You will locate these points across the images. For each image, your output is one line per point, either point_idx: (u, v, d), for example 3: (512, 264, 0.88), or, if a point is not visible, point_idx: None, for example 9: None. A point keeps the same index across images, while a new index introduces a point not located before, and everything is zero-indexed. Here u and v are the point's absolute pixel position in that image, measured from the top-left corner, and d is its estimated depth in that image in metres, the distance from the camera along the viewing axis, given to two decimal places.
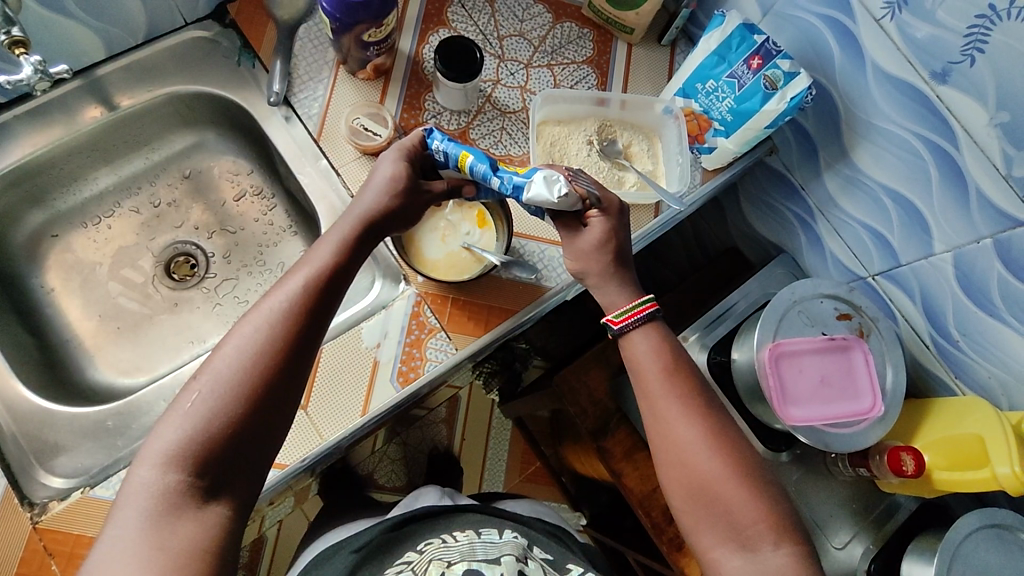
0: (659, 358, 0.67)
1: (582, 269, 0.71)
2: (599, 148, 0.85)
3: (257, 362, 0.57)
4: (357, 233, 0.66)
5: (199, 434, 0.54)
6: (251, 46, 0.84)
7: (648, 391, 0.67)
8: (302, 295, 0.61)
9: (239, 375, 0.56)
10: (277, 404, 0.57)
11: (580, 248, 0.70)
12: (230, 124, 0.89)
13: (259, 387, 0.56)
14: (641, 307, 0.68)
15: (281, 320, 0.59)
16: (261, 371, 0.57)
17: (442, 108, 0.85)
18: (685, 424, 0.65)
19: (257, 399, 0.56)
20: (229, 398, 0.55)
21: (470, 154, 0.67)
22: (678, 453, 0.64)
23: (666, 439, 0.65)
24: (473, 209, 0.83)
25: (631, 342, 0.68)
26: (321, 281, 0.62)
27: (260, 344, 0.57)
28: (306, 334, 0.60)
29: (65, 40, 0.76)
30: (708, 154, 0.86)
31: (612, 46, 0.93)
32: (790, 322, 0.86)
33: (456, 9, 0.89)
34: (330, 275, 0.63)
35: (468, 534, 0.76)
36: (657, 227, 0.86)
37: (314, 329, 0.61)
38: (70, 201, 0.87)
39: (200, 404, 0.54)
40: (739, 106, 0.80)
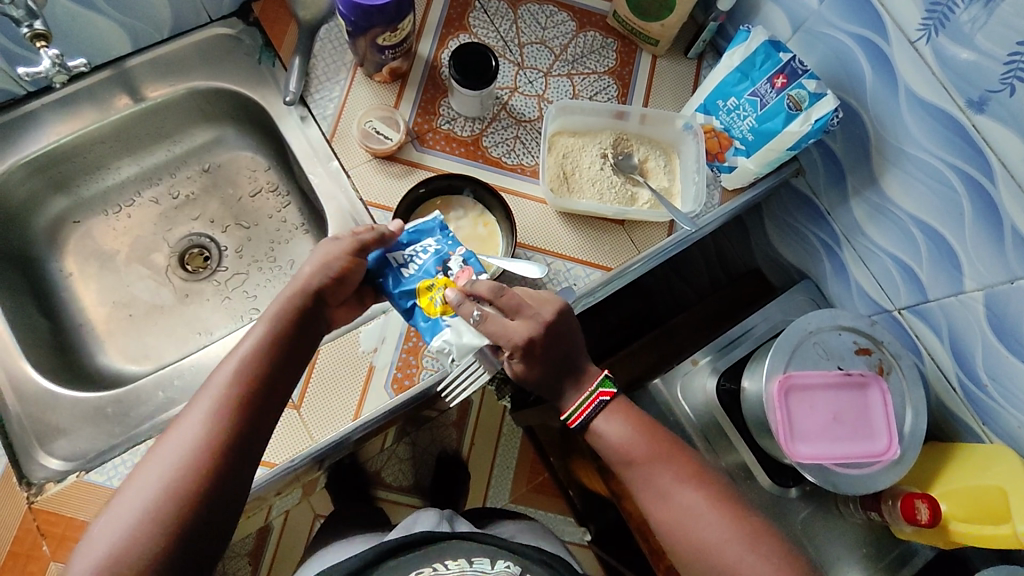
0: (637, 432, 0.68)
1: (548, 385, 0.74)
2: (614, 162, 0.83)
3: (206, 446, 0.53)
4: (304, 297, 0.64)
5: (123, 554, 0.47)
6: (272, 45, 0.84)
7: (637, 474, 0.67)
8: (239, 387, 0.57)
9: (169, 486, 0.50)
10: (227, 494, 0.52)
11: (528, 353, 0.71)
12: (249, 121, 0.90)
13: (196, 495, 0.51)
14: (589, 400, 0.69)
15: (216, 420, 0.54)
16: (207, 456, 0.52)
17: (457, 114, 0.85)
18: (686, 488, 0.65)
19: (193, 509, 0.50)
20: (156, 515, 0.49)
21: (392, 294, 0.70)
22: (676, 523, 0.64)
23: (664, 509, 0.65)
24: (479, 213, 0.79)
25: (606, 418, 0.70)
26: (259, 376, 0.58)
27: (207, 426, 0.54)
28: (257, 409, 0.57)
29: (93, 34, 0.77)
30: (728, 173, 0.82)
31: (636, 57, 0.91)
32: (804, 353, 0.81)
33: (478, 15, 0.89)
34: (277, 345, 0.61)
35: (458, 563, 0.72)
36: (670, 245, 0.83)
37: (265, 402, 0.58)
38: (92, 188, 0.89)
39: (126, 521, 0.48)
40: (761, 125, 0.76)
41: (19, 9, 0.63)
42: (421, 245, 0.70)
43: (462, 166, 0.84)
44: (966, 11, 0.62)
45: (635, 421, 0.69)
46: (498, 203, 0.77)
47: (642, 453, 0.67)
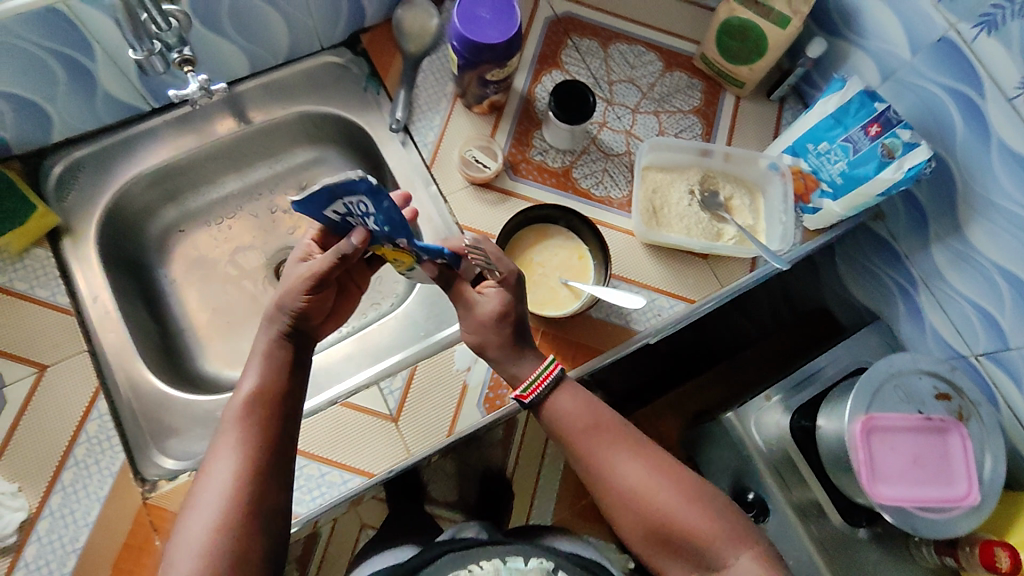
0: (586, 414, 0.69)
1: (480, 342, 0.70)
2: (701, 199, 0.85)
3: (234, 499, 0.58)
4: (293, 333, 0.68)
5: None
6: (379, 75, 0.89)
7: (584, 453, 0.69)
8: (251, 417, 0.63)
9: (218, 519, 0.57)
10: (269, 527, 0.60)
11: (479, 318, 0.69)
12: (348, 144, 0.95)
13: (244, 518, 0.58)
14: (547, 371, 0.69)
15: (242, 449, 0.61)
16: (242, 503, 0.58)
17: (549, 146, 0.89)
18: (628, 458, 0.68)
19: (246, 528, 0.58)
20: (213, 543, 0.56)
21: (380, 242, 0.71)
22: (633, 497, 0.67)
23: (609, 484, 0.68)
24: (572, 245, 0.80)
25: (560, 396, 0.70)
26: (264, 407, 0.64)
27: (233, 477, 0.59)
28: (273, 447, 0.62)
29: (219, 59, 0.82)
30: (811, 214, 0.85)
31: (721, 97, 0.94)
32: (885, 396, 0.82)
33: (571, 53, 0.94)
34: (276, 384, 0.65)
35: (492, 561, 0.71)
36: (751, 281, 0.85)
37: (279, 437, 0.63)
38: (198, 201, 0.93)
39: (187, 557, 0.55)
40: (851, 170, 0.78)
41: (172, 37, 0.68)
42: (358, 203, 0.63)
43: (553, 197, 0.87)
44: None
45: (583, 400, 0.70)
46: (591, 232, 0.79)
47: (579, 426, 0.69)
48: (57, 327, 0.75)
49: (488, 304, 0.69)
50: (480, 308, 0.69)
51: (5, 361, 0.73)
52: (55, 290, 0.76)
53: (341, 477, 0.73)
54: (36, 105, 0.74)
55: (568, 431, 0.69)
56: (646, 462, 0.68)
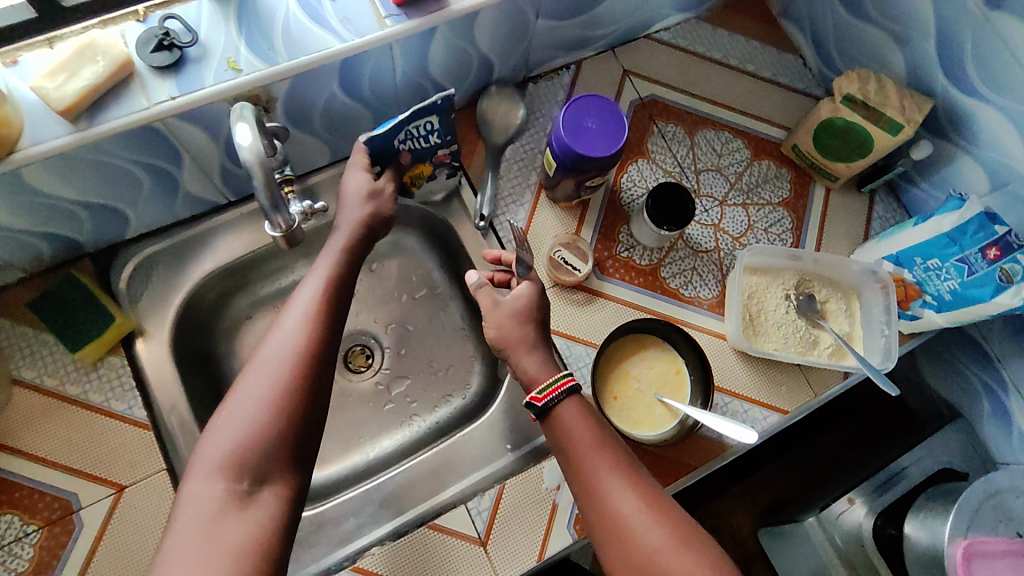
0: (590, 430, 0.63)
1: (501, 338, 0.70)
2: (797, 304, 0.82)
3: (298, 364, 0.59)
4: (348, 263, 0.69)
5: (241, 446, 0.55)
6: (462, 164, 0.86)
7: (580, 466, 0.62)
8: (313, 308, 0.63)
9: (271, 390, 0.57)
10: (311, 416, 0.59)
11: (501, 311, 0.71)
12: (423, 229, 0.91)
13: (296, 405, 0.58)
14: (561, 380, 0.65)
15: (308, 319, 0.62)
16: (287, 403, 0.57)
17: (636, 242, 0.85)
18: (629, 497, 0.59)
19: (297, 409, 0.58)
20: (262, 408, 0.57)
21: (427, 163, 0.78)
22: (620, 532, 0.58)
23: (604, 515, 0.59)
24: (670, 356, 0.78)
25: (563, 412, 0.65)
26: (325, 300, 0.65)
27: (294, 349, 0.60)
28: (332, 335, 0.63)
29: (302, 152, 0.78)
30: (908, 320, 0.82)
31: (810, 188, 0.91)
32: (982, 517, 0.78)
33: (656, 139, 0.90)
34: (335, 294, 0.66)
35: None
36: (842, 389, 0.83)
37: (335, 329, 0.64)
38: (267, 288, 0.89)
39: (237, 415, 0.56)
40: (964, 290, 0.74)
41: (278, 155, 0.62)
42: (426, 124, 0.72)
43: (642, 298, 0.83)
44: None
45: (589, 415, 0.65)
46: (691, 347, 0.76)
47: (584, 439, 0.63)
48: (135, 442, 0.71)
49: (516, 299, 0.71)
50: (506, 305, 0.71)
51: (84, 480, 0.69)
52: (130, 402, 0.73)
53: None
54: (117, 210, 0.70)
55: (577, 443, 0.62)
56: (639, 480, 0.60)
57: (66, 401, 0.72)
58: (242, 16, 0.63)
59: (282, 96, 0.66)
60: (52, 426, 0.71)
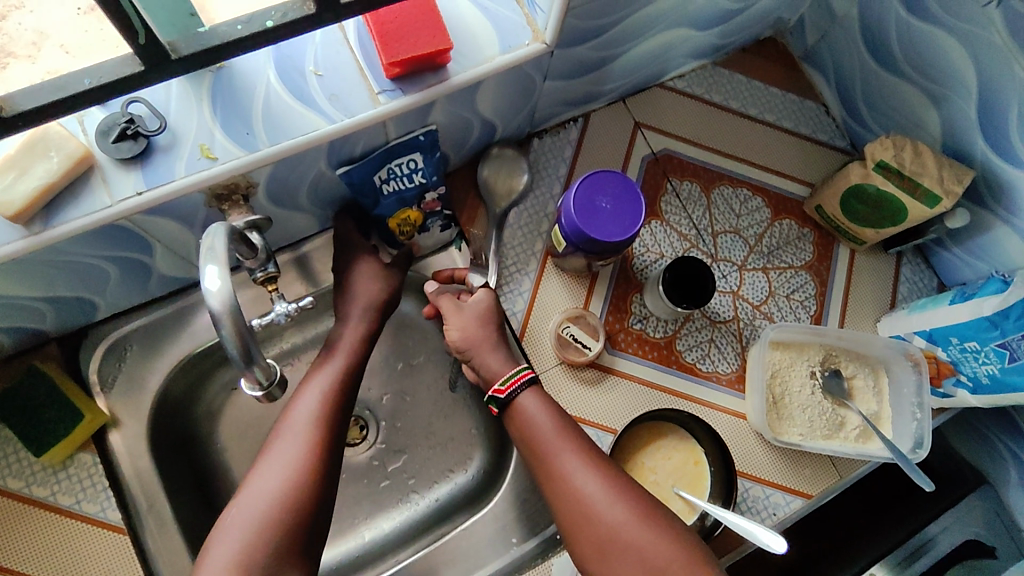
0: (552, 418, 0.64)
1: (465, 344, 0.69)
2: (823, 383, 0.76)
3: (297, 480, 0.57)
4: (350, 374, 0.66)
5: (244, 553, 0.53)
6: (463, 230, 0.79)
7: (543, 451, 0.62)
8: (324, 403, 0.63)
9: (279, 494, 0.56)
10: (313, 533, 0.57)
11: (460, 316, 0.70)
12: (420, 294, 0.85)
13: (303, 510, 0.56)
14: (520, 371, 0.66)
15: (318, 418, 0.61)
16: (298, 501, 0.56)
17: (649, 312, 0.80)
18: (591, 478, 0.60)
19: (304, 514, 0.56)
20: (267, 516, 0.54)
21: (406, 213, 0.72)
22: (581, 514, 0.58)
23: (566, 497, 0.60)
24: (688, 445, 0.72)
25: (522, 403, 0.65)
26: (336, 396, 0.64)
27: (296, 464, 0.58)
28: (338, 436, 0.61)
29: (288, 225, 0.72)
30: (938, 396, 0.77)
31: (834, 250, 0.85)
32: None
33: (670, 198, 0.84)
34: (336, 401, 0.63)
35: None
36: (868, 470, 0.77)
37: (338, 440, 0.62)
38: None
39: (240, 520, 0.54)
40: (1002, 376, 0.69)
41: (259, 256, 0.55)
42: (408, 162, 0.67)
43: (656, 374, 0.77)
44: None
45: (548, 403, 0.65)
46: (711, 436, 0.70)
47: (546, 427, 0.63)
48: (110, 550, 0.65)
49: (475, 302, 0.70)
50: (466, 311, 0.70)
51: None
52: (104, 504, 0.67)
53: None
54: (84, 298, 0.64)
55: (539, 434, 0.63)
56: (601, 461, 0.61)
57: (33, 506, 0.66)
58: (216, 93, 0.57)
59: (265, 180, 0.60)
60: (16, 536, 0.65)
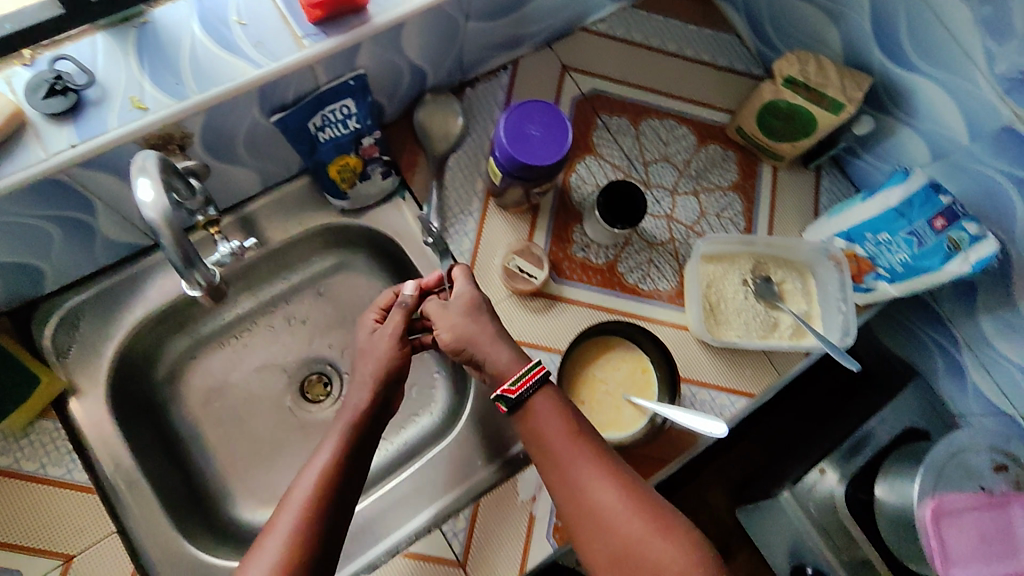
0: (564, 422, 0.65)
1: (462, 338, 0.71)
2: (755, 289, 0.82)
3: (305, 514, 0.59)
4: (366, 424, 0.68)
5: None
6: (405, 179, 0.82)
7: (557, 458, 0.64)
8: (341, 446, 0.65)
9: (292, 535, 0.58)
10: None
11: (450, 313, 0.72)
12: (369, 247, 0.88)
13: (313, 546, 0.58)
14: (529, 373, 0.66)
15: (336, 460, 0.64)
16: (308, 538, 0.58)
17: (590, 240, 0.84)
18: (604, 486, 0.61)
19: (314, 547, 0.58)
20: (280, 556, 0.56)
21: (335, 166, 0.73)
22: (597, 522, 0.60)
23: (580, 505, 0.62)
24: (637, 355, 0.77)
25: (535, 405, 0.66)
26: (351, 439, 0.66)
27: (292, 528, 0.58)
28: (351, 479, 0.64)
29: (229, 183, 0.74)
30: (863, 293, 0.82)
31: (758, 169, 0.91)
32: (948, 476, 0.82)
33: (602, 133, 0.88)
34: (345, 459, 0.64)
35: None
36: (807, 367, 0.83)
37: (339, 508, 0.62)
38: (209, 325, 0.85)
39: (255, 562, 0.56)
40: (915, 262, 0.75)
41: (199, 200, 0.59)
42: (341, 108, 0.69)
43: (602, 297, 0.82)
44: None
45: (562, 406, 0.66)
46: (654, 343, 0.75)
47: (558, 430, 0.65)
48: (81, 509, 0.67)
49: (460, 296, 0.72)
50: (452, 305, 0.72)
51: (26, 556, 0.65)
52: (69, 467, 0.68)
53: None
54: (28, 264, 0.65)
55: (551, 441, 0.64)
56: (614, 470, 0.63)
57: None
58: (143, 47, 0.59)
59: (199, 130, 0.62)
60: None
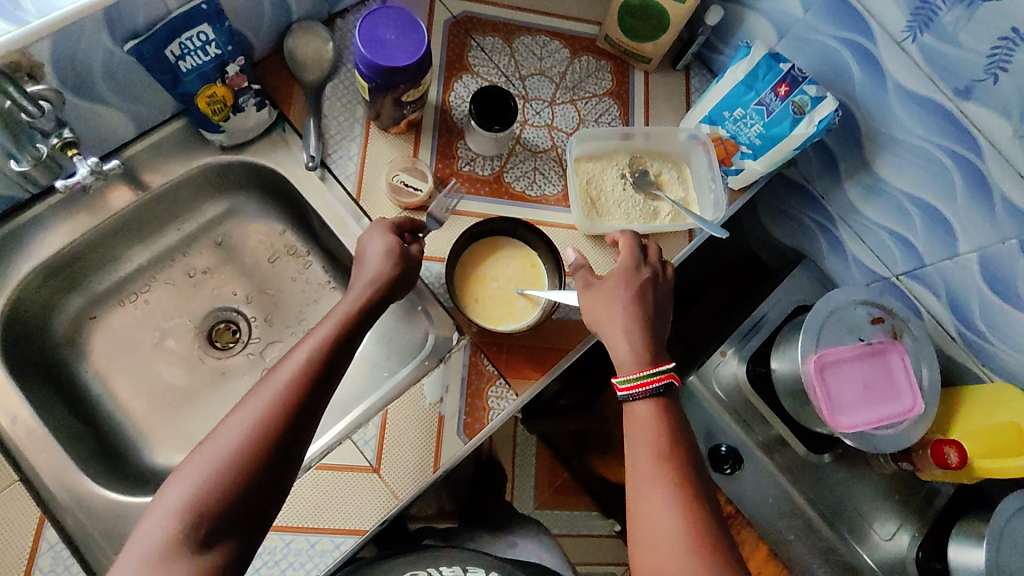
0: (653, 443, 0.64)
1: (597, 323, 0.73)
2: (633, 181, 0.87)
3: (278, 402, 0.57)
4: (356, 324, 0.66)
5: (215, 474, 0.53)
6: (282, 112, 0.83)
7: (637, 475, 0.64)
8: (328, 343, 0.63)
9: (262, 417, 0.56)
10: (267, 480, 0.55)
11: (603, 292, 0.73)
12: (259, 188, 0.89)
13: (279, 429, 0.56)
14: (653, 376, 0.67)
15: (319, 350, 0.62)
16: (277, 422, 0.56)
17: (475, 154, 0.86)
18: (667, 508, 0.60)
19: (281, 433, 0.56)
20: (247, 439, 0.55)
21: (204, 97, 0.74)
22: (647, 538, 0.60)
23: (640, 519, 0.61)
24: (524, 252, 0.81)
25: (632, 412, 0.68)
26: (341, 339, 0.64)
27: (250, 428, 0.55)
28: (331, 378, 0.62)
29: (98, 127, 0.74)
30: (734, 176, 0.88)
31: (630, 75, 0.95)
32: (829, 332, 0.90)
33: (477, 53, 0.91)
34: (328, 360, 0.62)
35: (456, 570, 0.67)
36: (692, 250, 0.88)
37: (304, 421, 0.58)
38: (105, 281, 0.86)
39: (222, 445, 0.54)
40: (768, 131, 0.82)
41: (49, 121, 0.66)
42: (198, 34, 0.70)
43: (489, 206, 0.85)
44: (950, 12, 0.69)
45: (664, 423, 0.66)
46: (540, 238, 0.79)
47: (644, 451, 0.65)
48: None
49: (615, 281, 0.73)
50: (601, 284, 0.74)
51: None
52: None
53: (335, 542, 0.71)
54: None
55: (638, 453, 0.64)
56: (683, 497, 0.61)
57: None
58: None
59: (51, 60, 0.63)
60: None
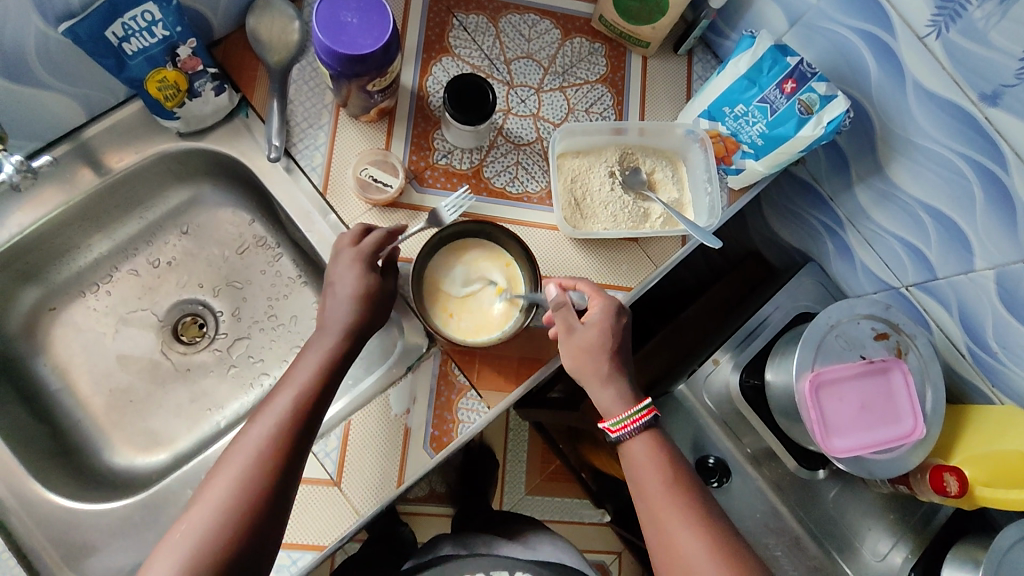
0: (658, 470, 0.65)
1: (576, 368, 0.70)
2: (622, 179, 0.80)
3: (257, 470, 0.55)
4: (328, 376, 0.63)
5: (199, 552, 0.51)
6: (245, 96, 0.78)
7: (650, 507, 0.64)
8: (299, 399, 0.60)
9: (243, 488, 0.54)
10: (255, 550, 0.54)
11: (577, 342, 0.69)
12: (226, 176, 0.84)
13: (262, 499, 0.54)
14: (638, 415, 0.67)
15: (294, 408, 0.59)
16: (258, 490, 0.54)
17: (452, 146, 0.80)
18: (689, 531, 0.61)
19: (264, 501, 0.54)
20: (230, 512, 0.53)
21: (154, 81, 0.69)
22: (685, 570, 0.60)
23: (669, 550, 0.62)
24: (497, 254, 0.76)
25: (627, 448, 0.67)
26: (313, 393, 0.61)
27: (230, 499, 0.53)
28: (306, 437, 0.59)
29: (42, 112, 0.70)
30: (734, 175, 0.80)
31: (626, 60, 0.87)
32: (828, 348, 0.83)
33: (459, 33, 0.84)
34: (302, 417, 0.59)
35: None
36: (685, 256, 0.81)
37: (293, 471, 0.57)
38: (64, 272, 0.82)
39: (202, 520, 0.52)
40: (771, 131, 0.75)
41: None
42: (143, 13, 0.64)
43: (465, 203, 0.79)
44: (980, 8, 0.61)
45: (661, 452, 0.66)
46: (515, 243, 0.75)
47: (650, 479, 0.65)
48: None
49: (589, 330, 0.69)
50: (578, 334, 0.69)
51: None
52: None
53: (292, 558, 0.68)
54: None
55: (646, 484, 0.64)
56: (703, 523, 0.62)
57: None
58: None
59: None
60: None
